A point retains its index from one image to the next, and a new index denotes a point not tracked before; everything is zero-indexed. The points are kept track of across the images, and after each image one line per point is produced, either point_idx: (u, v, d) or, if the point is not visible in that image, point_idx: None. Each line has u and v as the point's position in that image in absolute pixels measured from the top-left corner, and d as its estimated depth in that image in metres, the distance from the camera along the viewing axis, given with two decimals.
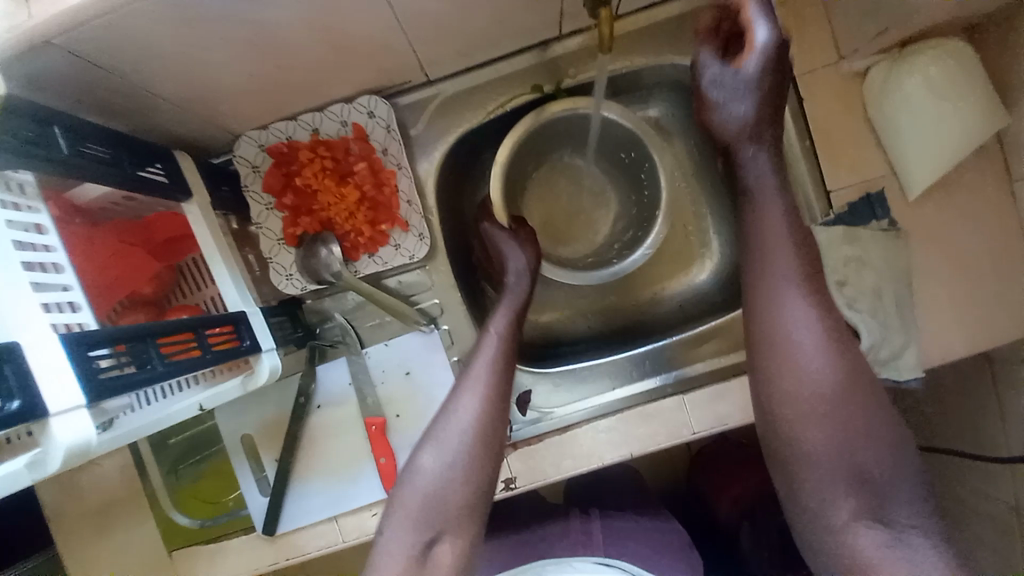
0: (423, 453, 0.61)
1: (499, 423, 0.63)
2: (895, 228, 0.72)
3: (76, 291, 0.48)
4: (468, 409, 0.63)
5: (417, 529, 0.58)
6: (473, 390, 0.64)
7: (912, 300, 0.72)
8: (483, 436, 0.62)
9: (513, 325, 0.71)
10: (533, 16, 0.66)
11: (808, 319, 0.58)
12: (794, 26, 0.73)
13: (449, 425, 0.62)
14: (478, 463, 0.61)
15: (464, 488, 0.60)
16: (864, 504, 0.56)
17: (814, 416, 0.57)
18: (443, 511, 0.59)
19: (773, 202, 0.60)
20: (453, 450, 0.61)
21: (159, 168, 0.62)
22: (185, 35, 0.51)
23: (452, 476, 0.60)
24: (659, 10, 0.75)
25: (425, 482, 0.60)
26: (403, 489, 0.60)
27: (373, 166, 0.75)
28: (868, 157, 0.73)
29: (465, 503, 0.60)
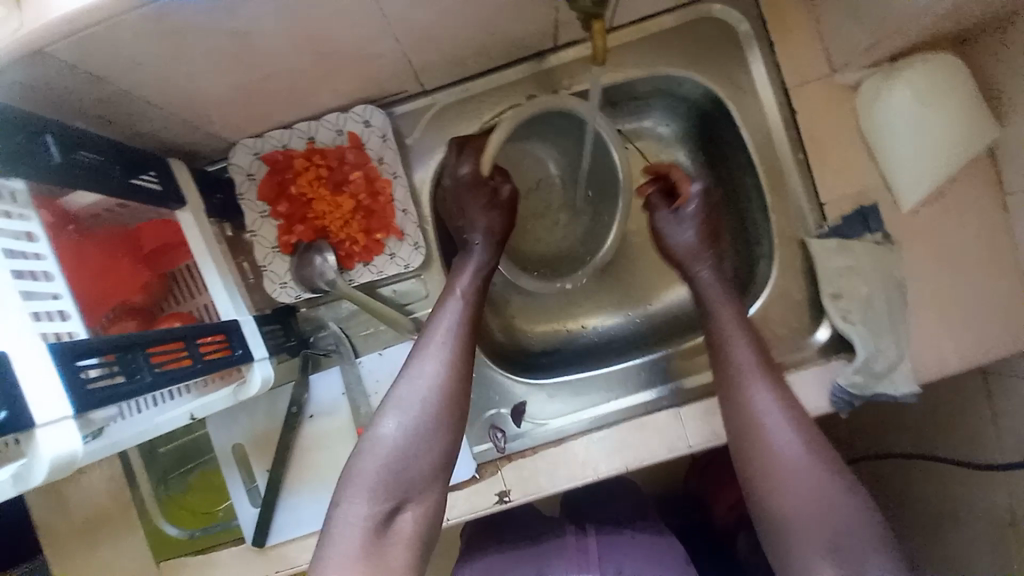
0: (385, 419, 0.58)
1: (463, 383, 0.62)
2: (889, 241, 0.72)
3: (66, 300, 0.48)
4: (432, 369, 0.61)
5: (377, 498, 0.55)
6: (435, 349, 0.63)
7: (906, 312, 0.72)
8: (449, 396, 0.60)
9: (479, 289, 0.70)
10: (527, 26, 0.67)
11: (773, 405, 0.64)
12: (787, 39, 0.74)
13: (412, 387, 0.60)
14: (444, 427, 0.59)
15: (428, 451, 0.58)
16: (842, 567, 0.56)
17: (789, 479, 0.60)
18: (408, 477, 0.57)
19: (723, 306, 0.72)
20: (417, 412, 0.59)
21: (153, 176, 0.62)
22: (178, 43, 0.51)
23: (416, 439, 0.58)
24: (652, 23, 0.76)
25: (386, 446, 0.57)
26: (362, 456, 0.57)
27: (368, 175, 0.75)
28: (861, 169, 0.73)
29: (430, 470, 0.58)
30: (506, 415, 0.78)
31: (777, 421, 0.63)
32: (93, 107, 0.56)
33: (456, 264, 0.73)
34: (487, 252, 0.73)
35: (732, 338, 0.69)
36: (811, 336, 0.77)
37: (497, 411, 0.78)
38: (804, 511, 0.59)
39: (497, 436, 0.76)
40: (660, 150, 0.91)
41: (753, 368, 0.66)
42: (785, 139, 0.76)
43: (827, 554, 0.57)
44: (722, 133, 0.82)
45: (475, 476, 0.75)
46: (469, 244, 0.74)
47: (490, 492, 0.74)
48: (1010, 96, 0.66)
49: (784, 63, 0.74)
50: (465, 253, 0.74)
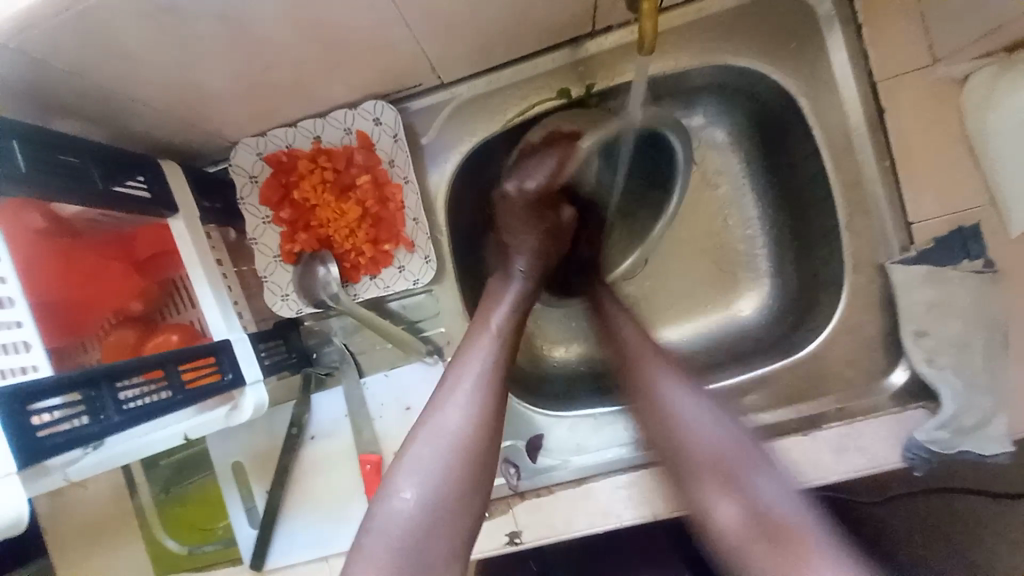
0: (399, 488, 0.50)
1: (486, 443, 0.54)
2: (991, 270, 0.59)
3: (30, 326, 0.44)
4: (454, 429, 0.53)
5: None
6: (461, 402, 0.54)
7: (1009, 358, 0.59)
8: (466, 462, 0.52)
9: (515, 326, 0.62)
10: (562, 7, 0.57)
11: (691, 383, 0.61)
12: (878, 23, 0.61)
13: (429, 447, 0.52)
14: (470, 490, 0.52)
15: (449, 531, 0.50)
16: (723, 487, 0.54)
17: (679, 405, 0.60)
18: (423, 562, 0.48)
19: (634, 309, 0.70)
20: (432, 482, 0.51)
21: (141, 180, 0.56)
22: (154, 30, 0.44)
23: (432, 511, 0.50)
24: (711, 3, 0.64)
25: (397, 522, 0.49)
26: (371, 532, 0.49)
27: (377, 178, 0.68)
28: (961, 183, 0.61)
29: (454, 547, 0.50)
30: (522, 449, 0.70)
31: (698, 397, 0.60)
32: (75, 106, 0.51)
33: (495, 288, 0.66)
34: (527, 286, 0.66)
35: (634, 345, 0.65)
36: (884, 378, 0.65)
37: (514, 443, 0.71)
38: (699, 441, 0.57)
39: (510, 473, 0.69)
40: (711, 152, 0.78)
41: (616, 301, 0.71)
42: (867, 143, 0.63)
43: (723, 481, 0.55)
44: (788, 136, 0.70)
45: (483, 514, 0.68)
46: (511, 268, 0.67)
47: (501, 533, 0.68)
48: None
49: (873, 51, 0.61)
50: (504, 277, 0.67)
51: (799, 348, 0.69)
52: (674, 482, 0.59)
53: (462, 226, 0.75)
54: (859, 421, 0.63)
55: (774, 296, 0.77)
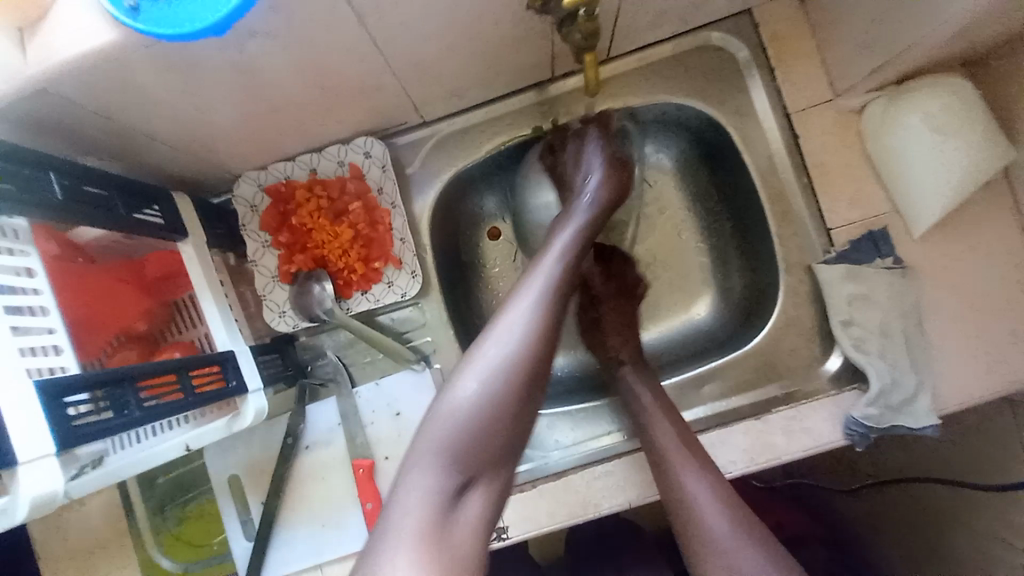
0: (465, 380, 0.51)
1: (550, 352, 0.54)
2: (900, 266, 0.69)
3: (61, 334, 0.50)
4: (518, 335, 0.53)
5: (450, 469, 0.48)
6: (525, 313, 0.55)
7: (923, 340, 0.68)
8: (532, 367, 0.52)
9: (574, 251, 0.63)
10: (525, 56, 0.68)
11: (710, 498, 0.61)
12: (788, 66, 0.73)
13: (495, 348, 0.52)
14: (532, 391, 0.52)
15: (506, 430, 0.50)
16: None
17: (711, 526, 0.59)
18: (480, 452, 0.49)
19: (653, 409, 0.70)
20: (498, 381, 0.51)
21: (156, 210, 0.63)
22: (178, 79, 0.52)
23: (494, 407, 0.50)
24: (652, 52, 0.76)
25: (461, 412, 0.50)
26: (435, 419, 0.50)
27: (368, 205, 0.75)
28: (868, 194, 0.72)
29: (511, 441, 0.51)
30: None
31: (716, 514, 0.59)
32: (98, 142, 0.58)
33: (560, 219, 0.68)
34: (588, 220, 0.67)
35: (655, 420, 0.69)
36: (820, 365, 0.73)
37: None
38: None
39: None
40: (663, 175, 0.89)
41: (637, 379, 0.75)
42: (789, 165, 0.75)
43: None
44: (725, 159, 0.81)
45: None
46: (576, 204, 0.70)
47: None
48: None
49: (786, 88, 0.73)
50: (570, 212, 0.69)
51: (747, 342, 0.77)
52: None
53: (446, 246, 0.83)
54: (803, 403, 0.70)
55: (716, 301, 0.86)
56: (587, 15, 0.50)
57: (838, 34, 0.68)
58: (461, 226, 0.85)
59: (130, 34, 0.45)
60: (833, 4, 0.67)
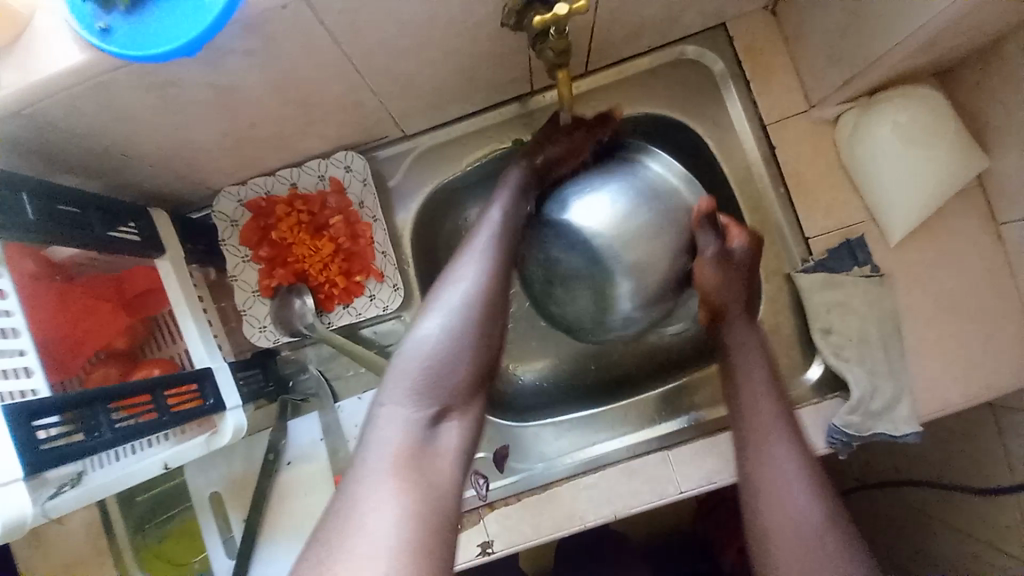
0: (426, 318, 0.49)
1: (506, 290, 0.53)
2: (878, 273, 0.70)
3: (32, 355, 0.49)
4: (476, 271, 0.52)
5: (422, 402, 0.46)
6: (480, 254, 0.54)
7: (902, 347, 0.69)
8: (491, 302, 0.51)
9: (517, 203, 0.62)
10: (503, 71, 0.68)
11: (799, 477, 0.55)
12: (762, 79, 0.74)
13: (453, 289, 0.51)
14: (494, 328, 0.50)
15: (474, 363, 0.48)
16: None
17: (789, 498, 0.54)
18: (452, 383, 0.47)
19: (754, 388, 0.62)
20: (461, 313, 0.49)
21: (133, 226, 0.63)
22: (156, 99, 0.52)
23: (459, 338, 0.48)
24: (630, 65, 0.77)
25: (427, 347, 0.47)
26: (401, 358, 0.48)
27: (349, 219, 0.75)
28: (845, 202, 0.72)
29: (481, 375, 0.49)
30: (490, 460, 0.75)
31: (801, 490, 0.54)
32: (73, 161, 0.58)
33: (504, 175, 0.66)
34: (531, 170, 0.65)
35: (756, 402, 0.61)
36: (802, 375, 0.73)
37: (482, 455, 0.76)
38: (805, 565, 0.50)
39: (479, 483, 0.73)
40: None
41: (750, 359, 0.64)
42: (766, 175, 0.75)
43: None
44: (705, 169, 0.81)
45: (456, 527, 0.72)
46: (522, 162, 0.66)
47: (472, 544, 0.72)
48: (996, 127, 0.64)
49: (762, 100, 0.74)
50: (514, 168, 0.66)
51: None
52: None
53: (427, 258, 0.82)
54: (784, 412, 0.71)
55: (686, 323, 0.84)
56: (557, 32, 0.51)
57: (812, 47, 0.69)
58: (442, 239, 0.85)
59: (105, 55, 0.45)
60: (805, 18, 0.68)
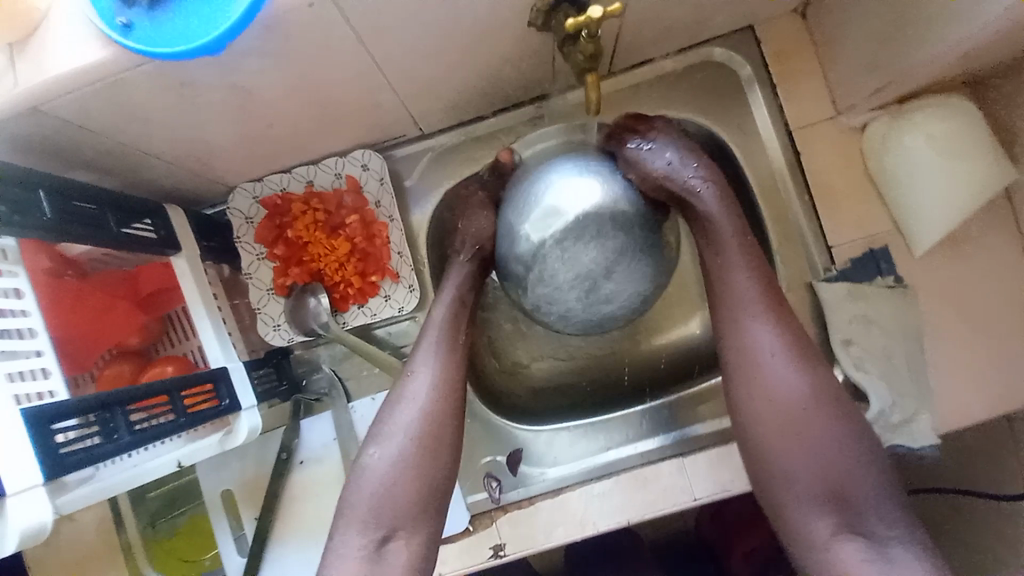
0: (370, 450, 0.59)
1: (452, 407, 0.61)
2: (902, 285, 0.69)
3: (49, 356, 0.49)
4: (418, 395, 0.61)
5: (369, 528, 0.56)
6: (425, 376, 0.62)
7: (923, 360, 0.68)
8: (434, 425, 0.60)
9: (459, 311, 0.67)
10: (526, 72, 0.67)
11: (784, 368, 0.58)
12: (789, 84, 0.73)
13: (398, 417, 0.60)
14: (433, 451, 0.59)
15: (417, 484, 0.58)
16: (840, 517, 0.53)
17: (773, 380, 0.58)
18: (398, 508, 0.57)
19: (738, 268, 0.62)
20: (402, 440, 0.59)
21: (149, 224, 0.61)
22: (173, 97, 0.51)
23: (402, 467, 0.58)
24: (652, 67, 0.76)
25: (376, 478, 0.58)
26: (352, 488, 0.58)
27: (365, 218, 0.73)
28: (869, 212, 0.71)
29: (423, 498, 0.58)
30: (503, 464, 0.75)
31: (783, 369, 0.58)
32: (89, 158, 0.57)
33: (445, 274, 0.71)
34: (472, 269, 0.71)
35: (733, 278, 0.62)
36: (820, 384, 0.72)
37: (494, 458, 0.75)
38: (793, 442, 0.56)
39: (493, 486, 0.73)
40: None
41: (753, 299, 0.61)
42: (790, 182, 0.74)
43: (840, 520, 0.53)
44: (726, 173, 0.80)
45: (469, 528, 0.72)
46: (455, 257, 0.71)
47: (485, 546, 0.72)
48: None
49: (788, 106, 0.73)
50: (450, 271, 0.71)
51: None
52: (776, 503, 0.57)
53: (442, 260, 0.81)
54: None
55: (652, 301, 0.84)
56: (589, 35, 0.50)
57: (840, 52, 0.67)
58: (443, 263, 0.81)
59: (125, 53, 0.44)
60: (835, 23, 0.66)
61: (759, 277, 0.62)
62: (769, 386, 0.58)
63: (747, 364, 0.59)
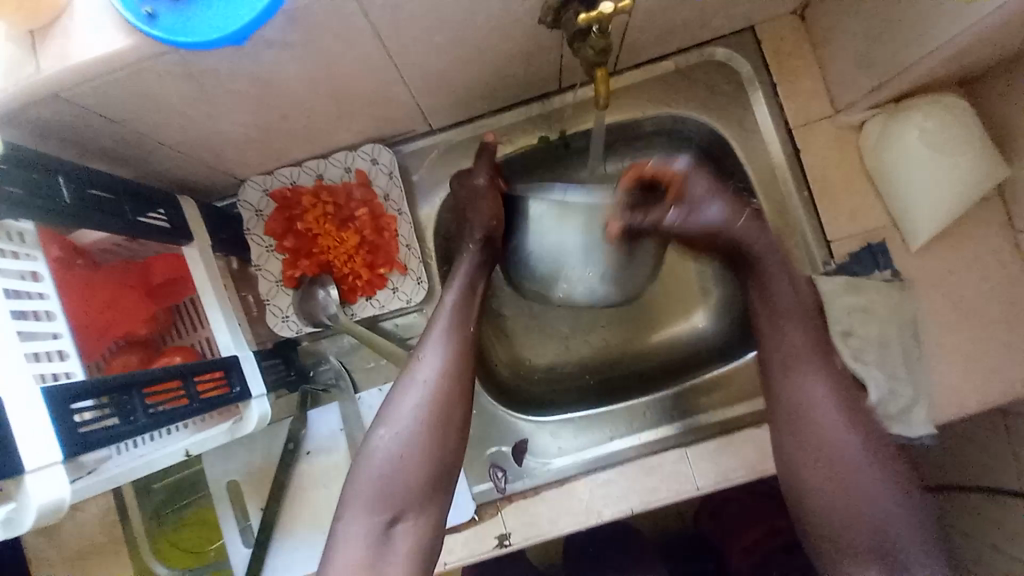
0: (377, 432, 0.60)
1: (461, 390, 0.62)
2: (898, 279, 0.70)
3: (66, 339, 0.49)
4: (426, 380, 0.61)
5: (376, 509, 0.57)
6: (433, 358, 0.63)
7: (920, 352, 0.70)
8: (443, 409, 0.61)
9: (468, 303, 0.68)
10: (534, 69, 0.69)
11: (838, 418, 0.63)
12: (788, 83, 0.75)
13: (405, 401, 0.61)
14: (441, 432, 0.60)
15: (424, 468, 0.59)
16: (881, 561, 0.59)
17: (828, 429, 0.62)
18: (405, 490, 0.58)
19: (796, 324, 0.66)
20: (409, 424, 0.60)
21: (161, 213, 0.62)
22: (192, 87, 0.52)
23: (411, 451, 0.59)
24: (655, 66, 0.77)
25: (382, 459, 0.59)
26: (360, 469, 0.59)
27: (374, 212, 0.74)
28: (867, 207, 0.73)
29: (430, 480, 0.59)
30: (507, 453, 0.76)
31: (836, 418, 0.63)
32: (105, 147, 0.58)
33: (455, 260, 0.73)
34: (480, 258, 0.72)
35: (789, 328, 0.66)
36: None
37: (499, 449, 0.76)
38: (842, 488, 0.61)
39: (498, 476, 0.74)
40: None
41: (807, 349, 0.65)
42: (790, 178, 0.76)
43: (882, 565, 0.58)
44: (728, 170, 0.82)
45: (474, 518, 0.73)
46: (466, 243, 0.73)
47: (490, 536, 0.72)
48: (1018, 136, 0.65)
49: (787, 104, 0.75)
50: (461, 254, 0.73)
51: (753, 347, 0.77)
52: (818, 540, 0.62)
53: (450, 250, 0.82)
54: None
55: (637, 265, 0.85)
56: (600, 30, 0.51)
57: (839, 51, 0.69)
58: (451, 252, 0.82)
59: (149, 42, 0.44)
60: (833, 24, 0.68)
61: (808, 325, 0.66)
62: (824, 436, 0.62)
63: (802, 418, 0.63)
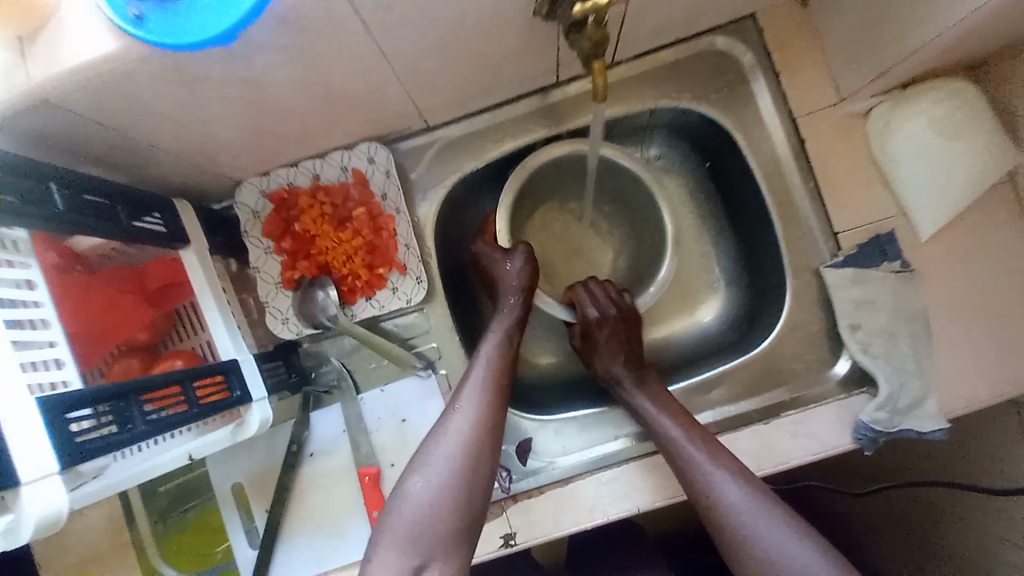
0: (410, 481, 0.59)
1: (495, 438, 0.62)
2: (908, 270, 0.68)
3: (62, 347, 0.49)
4: (460, 430, 0.61)
5: (405, 555, 0.54)
6: (468, 412, 0.63)
7: (930, 345, 0.68)
8: (477, 456, 0.60)
9: (507, 360, 0.69)
10: (530, 64, 0.67)
11: (731, 477, 0.62)
12: (792, 71, 0.73)
13: (440, 451, 0.60)
14: (472, 477, 0.59)
15: (456, 515, 0.57)
16: None
17: (723, 490, 0.61)
18: (434, 537, 0.55)
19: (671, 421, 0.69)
20: (443, 473, 0.59)
21: (158, 217, 0.62)
22: (180, 89, 0.51)
23: (444, 501, 0.57)
24: (655, 57, 0.76)
25: (414, 508, 0.57)
26: (389, 518, 0.57)
27: (372, 211, 0.74)
28: (873, 198, 0.71)
29: (457, 526, 0.57)
30: (512, 453, 0.76)
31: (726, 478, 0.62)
32: (99, 153, 0.57)
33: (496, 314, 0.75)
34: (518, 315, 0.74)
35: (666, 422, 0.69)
36: (829, 369, 0.73)
37: (503, 449, 0.76)
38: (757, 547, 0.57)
39: (502, 476, 0.73)
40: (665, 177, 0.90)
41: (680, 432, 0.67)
42: (795, 168, 0.74)
43: None
44: (731, 162, 0.80)
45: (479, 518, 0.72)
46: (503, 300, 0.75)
47: (496, 536, 0.71)
48: None
49: (790, 93, 0.73)
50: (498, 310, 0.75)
51: (755, 345, 0.77)
52: None
53: (452, 248, 0.84)
54: (809, 408, 0.70)
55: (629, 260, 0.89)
56: (596, 21, 0.51)
57: (843, 37, 0.67)
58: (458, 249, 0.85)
59: (134, 45, 0.43)
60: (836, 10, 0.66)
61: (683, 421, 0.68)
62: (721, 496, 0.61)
63: (715, 512, 0.61)
